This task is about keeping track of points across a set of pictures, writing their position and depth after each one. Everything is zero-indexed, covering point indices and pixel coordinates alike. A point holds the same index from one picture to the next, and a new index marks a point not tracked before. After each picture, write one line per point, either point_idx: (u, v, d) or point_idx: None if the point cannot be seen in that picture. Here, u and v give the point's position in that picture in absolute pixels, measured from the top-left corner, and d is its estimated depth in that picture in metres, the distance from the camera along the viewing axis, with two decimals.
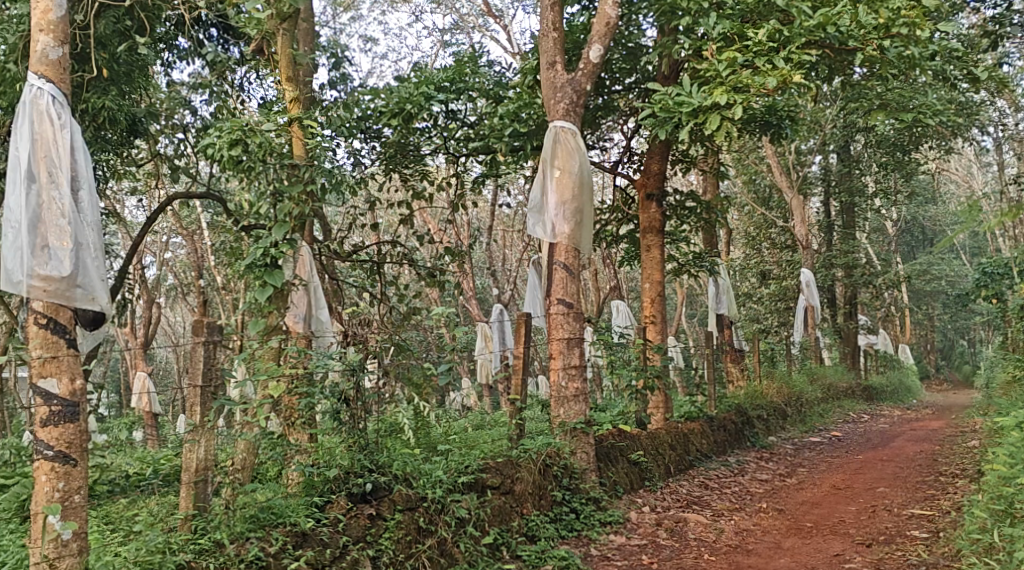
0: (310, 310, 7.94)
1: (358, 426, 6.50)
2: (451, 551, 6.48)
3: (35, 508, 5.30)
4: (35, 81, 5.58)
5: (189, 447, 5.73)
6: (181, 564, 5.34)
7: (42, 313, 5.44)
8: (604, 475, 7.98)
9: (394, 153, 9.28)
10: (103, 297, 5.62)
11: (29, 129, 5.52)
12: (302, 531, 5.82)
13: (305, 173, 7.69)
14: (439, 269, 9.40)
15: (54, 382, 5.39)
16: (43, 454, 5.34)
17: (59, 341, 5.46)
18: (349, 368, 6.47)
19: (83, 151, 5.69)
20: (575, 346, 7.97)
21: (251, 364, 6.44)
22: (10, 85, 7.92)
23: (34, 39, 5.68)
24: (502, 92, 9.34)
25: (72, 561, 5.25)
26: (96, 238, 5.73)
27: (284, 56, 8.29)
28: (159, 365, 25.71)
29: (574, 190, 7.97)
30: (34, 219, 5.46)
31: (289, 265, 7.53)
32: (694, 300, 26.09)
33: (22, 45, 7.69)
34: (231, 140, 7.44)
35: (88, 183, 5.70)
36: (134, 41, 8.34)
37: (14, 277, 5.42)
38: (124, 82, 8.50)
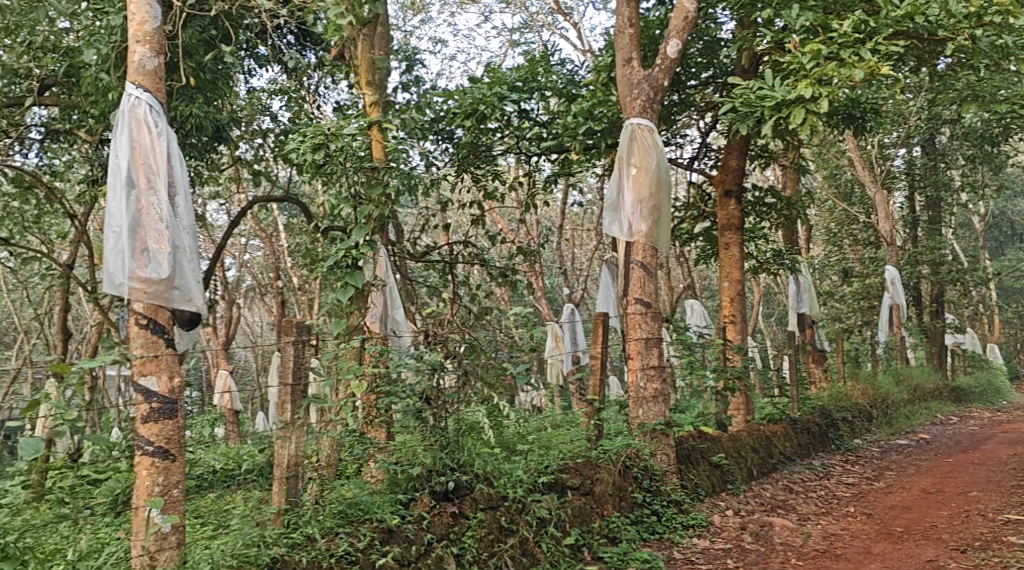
0: (387, 309, 7.95)
1: (440, 425, 6.55)
2: (533, 551, 6.50)
3: (136, 502, 5.48)
4: (133, 90, 5.79)
5: (280, 444, 5.81)
6: (275, 558, 5.44)
7: (142, 314, 5.65)
8: (686, 477, 7.89)
9: (468, 154, 9.25)
10: (199, 299, 5.80)
11: (128, 137, 5.73)
12: (389, 528, 5.94)
13: (384, 175, 7.71)
14: (512, 269, 9.39)
15: (154, 381, 5.60)
16: (143, 449, 5.53)
17: (159, 341, 5.67)
18: (431, 368, 6.53)
19: (178, 158, 5.89)
20: (654, 346, 7.87)
21: (334, 363, 6.52)
22: (103, 95, 8.19)
23: (131, 50, 5.90)
24: (575, 90, 9.33)
25: (172, 554, 5.42)
26: (190, 241, 5.91)
27: (364, 61, 8.43)
28: (239, 364, 26.33)
29: (651, 187, 7.89)
30: (134, 223, 5.65)
31: (370, 266, 7.59)
32: (771, 299, 25.63)
33: (115, 56, 7.91)
34: (313, 144, 7.43)
35: (184, 188, 5.89)
36: (219, 50, 8.54)
37: (116, 280, 5.62)
38: (209, 90, 8.67)
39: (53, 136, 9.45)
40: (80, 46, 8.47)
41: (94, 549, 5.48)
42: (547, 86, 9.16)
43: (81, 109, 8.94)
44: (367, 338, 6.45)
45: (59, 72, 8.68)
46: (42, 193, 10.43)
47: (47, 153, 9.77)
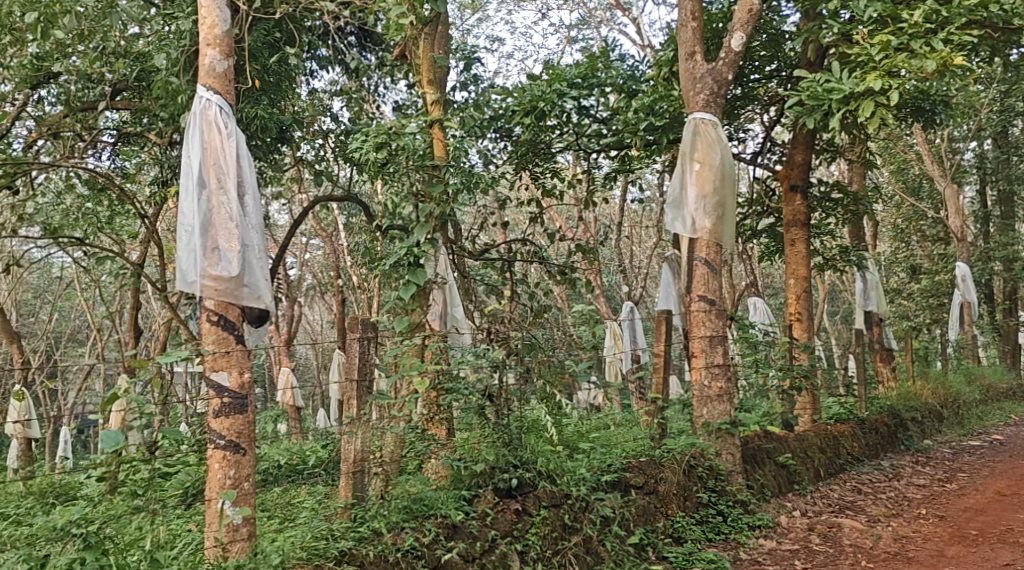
0: (445, 306, 7.69)
1: (503, 422, 6.58)
2: (597, 550, 6.47)
3: (210, 494, 5.60)
4: (204, 93, 5.93)
5: (347, 439, 5.89)
6: (343, 551, 5.49)
7: (214, 311, 5.78)
8: (751, 477, 7.78)
9: (527, 152, 9.17)
10: (268, 296, 5.90)
11: (200, 138, 5.86)
12: (453, 523, 5.99)
13: (445, 173, 7.67)
14: (571, 266, 9.35)
15: (225, 376, 5.73)
16: (215, 443, 5.66)
17: (229, 337, 5.80)
18: (493, 365, 6.55)
19: (247, 158, 6.00)
20: (718, 344, 7.75)
21: (398, 358, 6.49)
22: (172, 98, 8.36)
23: (202, 54, 6.05)
24: (636, 85, 9.11)
25: (244, 545, 5.51)
26: (259, 239, 6.02)
27: (425, 60, 8.48)
28: (300, 360, 26.74)
29: (715, 183, 7.79)
30: (205, 222, 5.77)
31: (432, 264, 7.66)
32: (836, 296, 25.13)
33: (184, 59, 8.07)
34: (376, 143, 7.64)
35: (252, 188, 6.00)
36: (284, 52, 8.67)
37: (189, 277, 5.76)
38: (274, 92, 8.81)
39: (124, 139, 9.68)
40: (150, 50, 8.66)
41: (169, 539, 5.60)
42: (608, 82, 8.96)
43: (151, 112, 9.15)
44: (429, 335, 6.45)
45: (130, 76, 8.90)
46: (114, 194, 10.72)
47: (118, 155, 10.02)
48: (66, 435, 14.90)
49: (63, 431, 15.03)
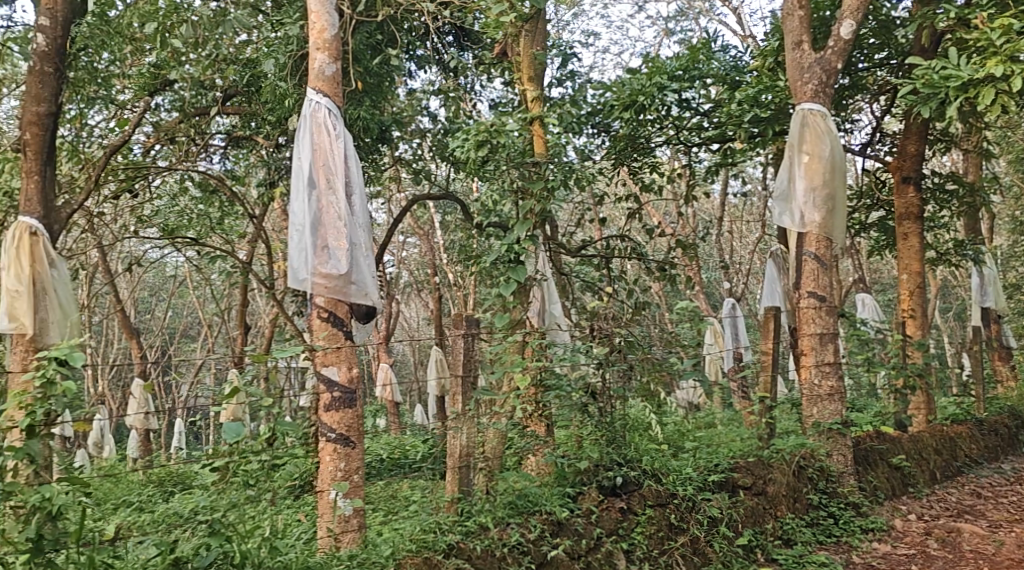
0: (544, 302, 7.74)
1: (607, 420, 6.57)
2: (705, 550, 6.38)
3: (321, 486, 5.77)
4: (313, 96, 6.10)
5: (452, 434, 5.98)
6: (451, 544, 5.56)
7: (323, 308, 5.94)
8: (864, 478, 7.55)
9: (625, 146, 9.15)
10: (375, 294, 6.03)
11: (310, 140, 6.02)
12: (558, 520, 6.01)
13: (546, 170, 7.61)
14: (671, 262, 9.22)
15: (335, 370, 5.88)
16: (326, 436, 5.82)
17: (339, 334, 5.95)
18: (596, 362, 6.54)
19: (355, 159, 6.14)
20: (829, 342, 7.54)
21: (496, 356, 6.34)
22: (280, 102, 8.57)
23: (312, 58, 6.21)
24: (738, 77, 8.97)
25: (354, 535, 5.61)
26: (366, 237, 6.15)
27: (526, 57, 8.54)
28: (398, 357, 27.19)
29: (824, 175, 7.58)
30: (315, 221, 5.93)
31: (531, 260, 7.54)
32: (948, 292, 24.11)
33: (291, 64, 8.27)
34: (476, 141, 7.42)
35: (359, 188, 6.14)
36: (386, 54, 8.79)
37: (300, 275, 5.92)
38: (376, 94, 8.96)
39: (234, 142, 10.07)
40: (259, 56, 8.88)
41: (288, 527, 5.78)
42: (710, 74, 8.77)
43: (259, 116, 9.42)
44: (530, 331, 6.44)
45: (241, 82, 9.23)
46: (224, 195, 11.10)
47: (228, 159, 10.36)
48: (181, 427, 15.55)
49: (178, 423, 15.69)
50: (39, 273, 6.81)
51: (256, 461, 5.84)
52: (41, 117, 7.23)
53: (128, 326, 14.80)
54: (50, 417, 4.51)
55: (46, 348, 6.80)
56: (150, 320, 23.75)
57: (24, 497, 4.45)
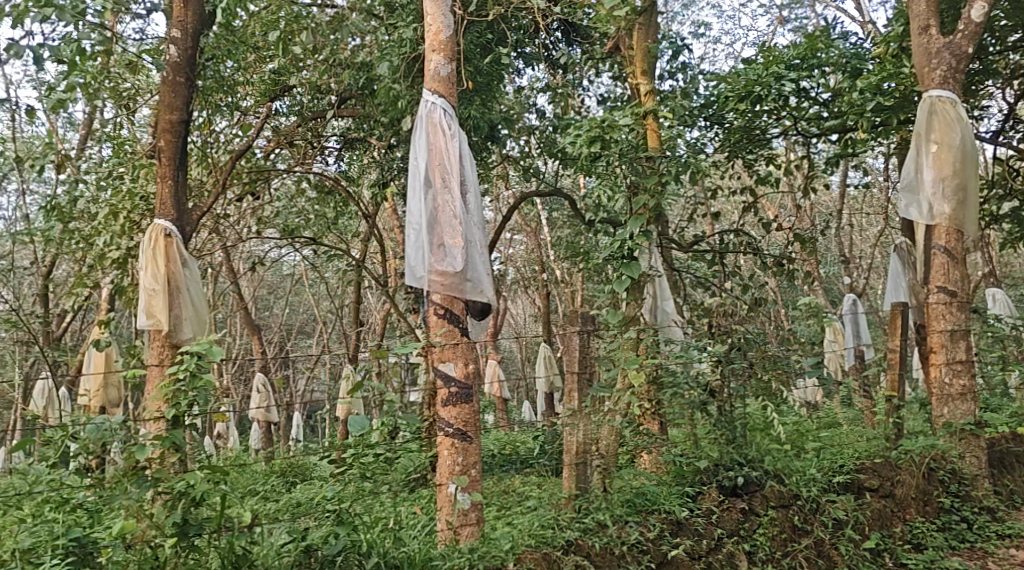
0: (656, 300, 7.56)
1: (727, 417, 6.45)
2: (830, 554, 6.20)
3: (440, 480, 5.84)
4: (429, 97, 6.20)
5: (568, 430, 5.96)
6: (569, 541, 5.58)
7: (440, 305, 6.03)
8: (999, 483, 7.20)
9: (740, 138, 9.02)
10: (491, 291, 6.08)
11: (426, 141, 6.13)
12: (678, 520, 5.96)
13: (661, 165, 7.44)
14: (789, 257, 8.97)
15: (452, 366, 5.96)
16: (444, 430, 5.91)
17: (456, 330, 6.03)
18: (714, 360, 6.43)
19: (470, 158, 6.21)
20: (961, 339, 7.19)
21: (613, 353, 6.36)
22: (393, 103, 8.74)
23: (428, 59, 6.31)
24: (861, 64, 8.49)
25: (474, 529, 5.70)
26: (481, 235, 6.20)
27: (640, 51, 8.54)
28: (506, 353, 27.39)
29: (955, 165, 7.24)
30: (432, 221, 6.02)
31: (645, 256, 7.40)
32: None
33: (404, 66, 8.41)
34: (589, 137, 7.34)
35: (475, 186, 6.21)
36: (497, 53, 8.84)
37: (418, 273, 6.03)
38: (485, 91, 8.86)
39: (348, 144, 10.31)
40: (373, 60, 9.07)
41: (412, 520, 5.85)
42: (830, 62, 8.39)
43: (373, 118, 9.65)
44: (642, 328, 6.34)
45: (356, 85, 9.36)
46: (339, 195, 11.38)
47: (343, 160, 10.61)
48: (300, 419, 16.09)
49: (297, 416, 16.25)
50: (173, 272, 7.17)
51: (373, 454, 6.05)
52: (175, 124, 7.59)
53: (250, 323, 15.37)
54: (193, 408, 4.74)
55: (181, 344, 7.16)
56: (269, 317, 24.59)
57: (171, 483, 4.69)
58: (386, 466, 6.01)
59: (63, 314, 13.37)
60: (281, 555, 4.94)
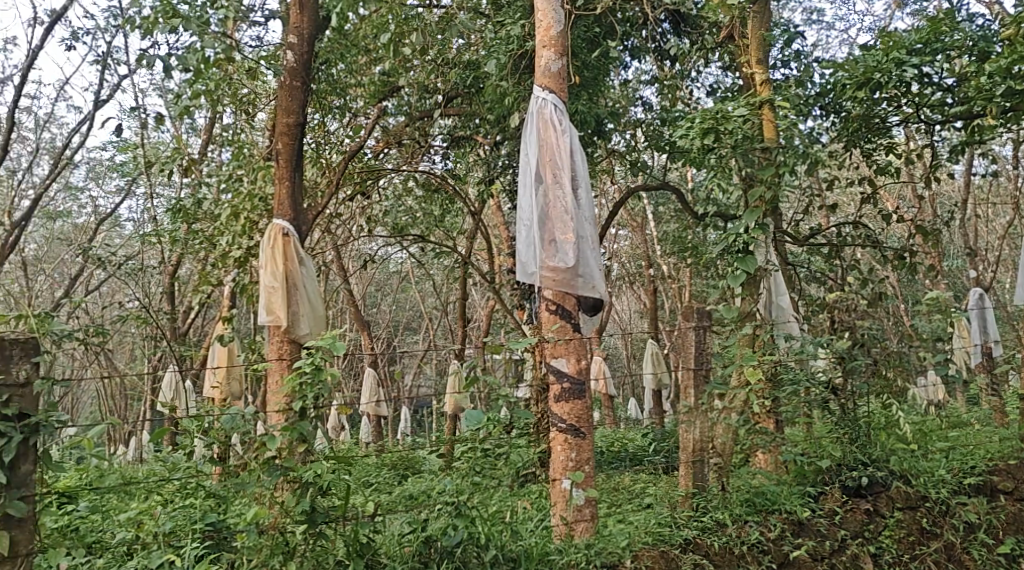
0: (770, 294, 7.25)
1: (851, 415, 6.36)
2: (961, 558, 5.90)
3: (554, 476, 5.83)
4: (540, 93, 6.21)
5: (685, 427, 5.95)
6: (687, 539, 5.56)
7: (552, 300, 6.02)
8: None
9: (859, 127, 8.73)
10: (603, 287, 6.03)
11: (537, 137, 6.14)
12: (799, 520, 5.83)
13: (777, 157, 7.24)
14: (911, 249, 8.59)
15: (564, 362, 5.95)
16: (557, 426, 5.90)
17: (567, 326, 6.01)
18: (837, 357, 6.36)
19: (581, 154, 6.19)
20: None
21: (728, 350, 6.20)
22: (501, 100, 8.75)
23: (538, 56, 6.32)
24: (989, 47, 8.10)
25: (587, 526, 5.64)
26: (593, 230, 6.17)
27: (755, 39, 8.39)
28: (611, 349, 27.23)
29: None
30: (543, 216, 6.02)
31: (762, 250, 7.25)
32: None
33: (510, 63, 8.38)
34: (702, 129, 7.12)
35: (586, 181, 6.17)
36: (605, 47, 8.72)
37: (529, 268, 6.03)
38: (592, 85, 8.75)
39: (454, 142, 10.41)
40: (480, 58, 9.12)
41: (527, 514, 5.89)
42: (955, 45, 8.03)
43: (480, 116, 9.71)
44: (759, 324, 6.17)
45: (463, 84, 9.46)
46: (446, 193, 11.50)
47: (449, 158, 10.71)
48: (409, 414, 16.40)
49: (405, 411, 16.58)
50: (291, 271, 7.41)
51: (480, 449, 5.94)
52: (291, 127, 7.78)
53: (360, 320, 15.73)
54: (318, 400, 4.87)
55: (300, 340, 7.40)
56: (377, 313, 25.12)
57: (299, 473, 4.83)
58: (493, 462, 5.85)
59: (186, 311, 13.99)
60: (403, 546, 5.10)
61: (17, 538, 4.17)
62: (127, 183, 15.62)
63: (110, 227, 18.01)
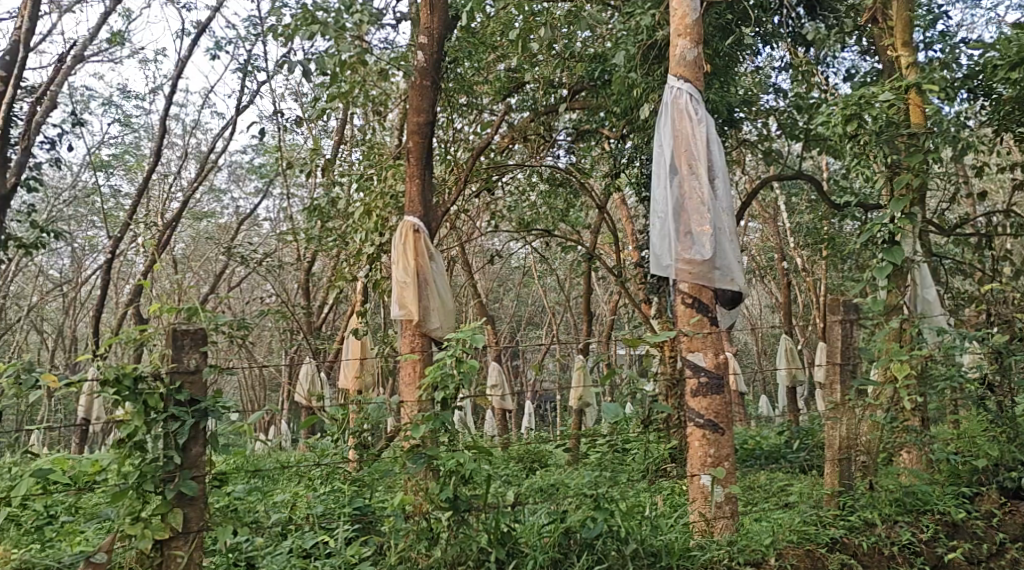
0: (916, 287, 6.96)
1: (1009, 413, 6.12)
2: None
3: (691, 471, 5.77)
4: (674, 82, 6.13)
5: (830, 425, 5.76)
6: (835, 538, 5.42)
7: (688, 293, 5.96)
8: None
9: (1012, 109, 8.23)
10: (741, 279, 5.92)
11: (672, 127, 6.07)
12: (953, 522, 5.65)
13: (925, 142, 6.89)
14: None
15: (701, 356, 5.88)
16: (694, 421, 5.84)
17: (704, 319, 5.94)
18: (994, 354, 6.11)
19: (717, 144, 6.08)
20: None
21: (874, 343, 5.93)
22: (629, 92, 8.65)
23: (673, 45, 6.25)
24: None
25: (727, 522, 5.53)
26: (730, 222, 6.06)
27: (900, 20, 8.01)
28: (739, 344, 26.64)
29: None
30: (678, 208, 5.95)
31: (910, 241, 6.95)
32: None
33: (639, 54, 8.28)
34: (845, 116, 6.88)
35: (722, 171, 6.06)
36: (739, 34, 8.48)
37: (664, 261, 5.98)
38: (724, 74, 8.54)
39: (580, 136, 10.38)
40: (608, 50, 9.04)
41: (665, 509, 5.78)
42: None
43: (607, 109, 9.64)
44: (907, 317, 5.91)
45: (590, 77, 9.38)
46: (571, 187, 11.49)
47: (574, 153, 10.70)
48: (534, 408, 16.50)
49: (529, 405, 16.69)
50: (422, 267, 7.57)
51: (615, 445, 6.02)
52: (421, 126, 7.89)
53: (486, 315, 15.91)
54: (460, 391, 4.97)
55: (430, 334, 7.55)
56: (501, 308, 25.35)
57: (443, 462, 4.92)
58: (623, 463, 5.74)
59: (320, 306, 14.48)
60: (544, 537, 5.14)
61: (190, 516, 4.49)
62: (266, 184, 16.29)
63: (249, 226, 18.87)
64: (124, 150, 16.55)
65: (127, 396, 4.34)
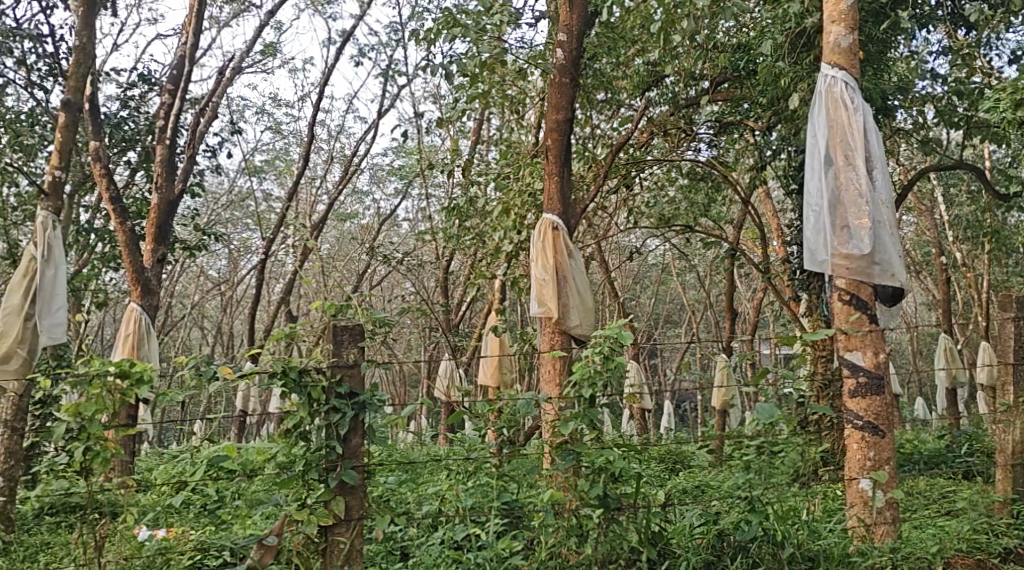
0: None
1: None
2: None
3: (849, 474, 5.57)
4: (828, 70, 5.92)
5: (1003, 428, 5.48)
6: (1008, 548, 5.15)
7: (846, 290, 5.75)
8: None
9: None
10: (902, 275, 5.66)
11: (825, 117, 5.85)
12: None
13: None
14: None
15: (860, 356, 5.66)
16: (853, 423, 5.61)
17: (863, 317, 5.72)
18: None
19: (875, 133, 5.84)
20: None
21: None
22: (775, 83, 8.40)
23: (826, 32, 6.04)
24: None
25: (888, 529, 5.34)
26: (889, 214, 5.80)
27: None
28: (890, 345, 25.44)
29: None
30: (834, 201, 5.74)
31: None
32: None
33: (787, 43, 8.03)
34: (1015, 99, 6.43)
35: (881, 161, 5.81)
36: (893, 18, 8.10)
37: (819, 256, 5.78)
38: (877, 60, 8.17)
39: (722, 129, 10.04)
40: (752, 41, 8.80)
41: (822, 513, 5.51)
42: None
43: (751, 99, 9.42)
44: None
45: (733, 68, 9.17)
46: (711, 182, 11.26)
47: (716, 145, 10.36)
48: (672, 407, 16.24)
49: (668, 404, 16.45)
50: (561, 263, 7.57)
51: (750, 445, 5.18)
52: (561, 123, 7.88)
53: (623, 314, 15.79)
54: (608, 388, 4.93)
55: (570, 331, 7.53)
56: (638, 306, 25.12)
57: (592, 458, 4.89)
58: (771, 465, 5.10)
59: (459, 304, 14.71)
60: (696, 539, 5.16)
61: (351, 504, 4.66)
62: (407, 185, 16.69)
63: (391, 227, 19.40)
64: (275, 156, 17.34)
65: (293, 388, 4.55)
